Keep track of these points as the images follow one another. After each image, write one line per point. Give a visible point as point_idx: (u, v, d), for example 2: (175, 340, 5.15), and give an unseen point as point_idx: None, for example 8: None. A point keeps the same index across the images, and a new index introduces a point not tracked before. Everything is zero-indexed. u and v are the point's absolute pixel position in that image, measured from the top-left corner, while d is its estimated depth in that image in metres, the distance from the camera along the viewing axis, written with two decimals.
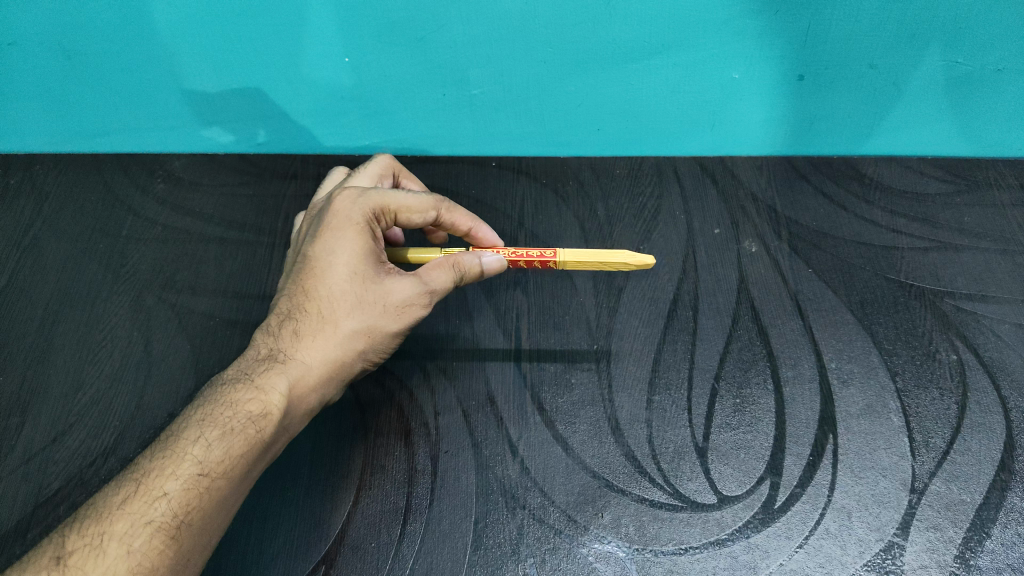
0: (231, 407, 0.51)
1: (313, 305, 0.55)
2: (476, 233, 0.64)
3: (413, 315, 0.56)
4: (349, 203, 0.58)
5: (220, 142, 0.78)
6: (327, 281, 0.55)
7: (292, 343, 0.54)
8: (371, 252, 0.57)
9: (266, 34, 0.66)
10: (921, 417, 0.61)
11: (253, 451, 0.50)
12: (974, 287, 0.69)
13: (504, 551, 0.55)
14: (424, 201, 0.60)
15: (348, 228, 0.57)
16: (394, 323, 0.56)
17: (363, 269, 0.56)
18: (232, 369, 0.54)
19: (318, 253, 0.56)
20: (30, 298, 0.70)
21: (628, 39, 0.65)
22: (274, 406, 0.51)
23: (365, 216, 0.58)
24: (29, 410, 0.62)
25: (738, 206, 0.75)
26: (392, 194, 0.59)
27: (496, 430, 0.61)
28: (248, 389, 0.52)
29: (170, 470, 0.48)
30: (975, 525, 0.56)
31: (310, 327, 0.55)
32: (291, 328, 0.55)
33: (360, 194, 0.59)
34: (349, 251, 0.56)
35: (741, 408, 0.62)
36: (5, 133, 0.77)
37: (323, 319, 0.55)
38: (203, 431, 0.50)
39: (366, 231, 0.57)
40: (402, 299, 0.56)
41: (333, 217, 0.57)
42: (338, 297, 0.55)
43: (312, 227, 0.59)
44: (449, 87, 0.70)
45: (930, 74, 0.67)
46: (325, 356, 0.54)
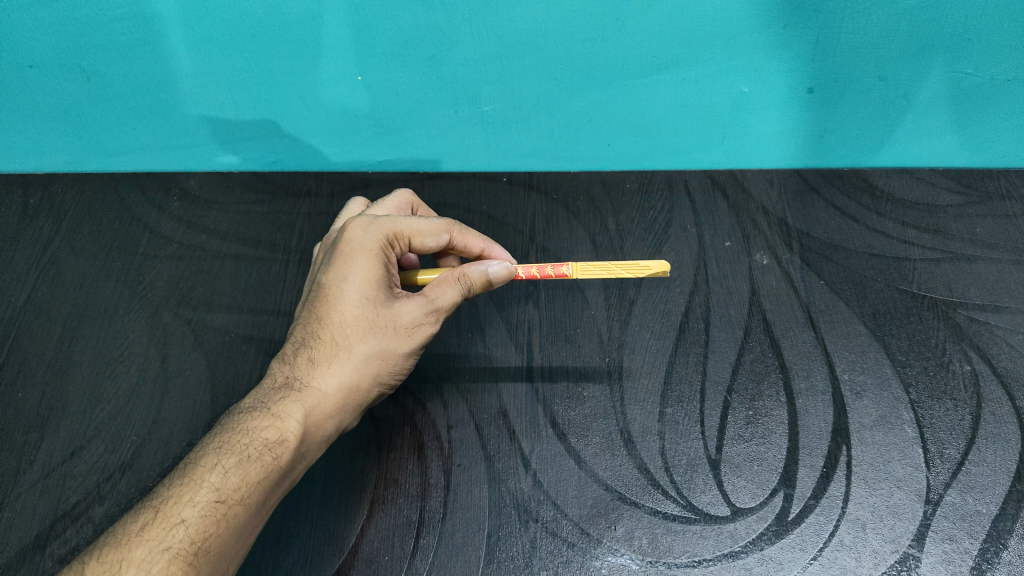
0: (248, 434, 0.51)
1: (327, 332, 0.56)
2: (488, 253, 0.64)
3: (422, 334, 0.57)
4: (362, 231, 0.58)
5: (236, 160, 0.79)
6: (339, 307, 0.56)
7: (307, 370, 0.55)
8: (383, 277, 0.57)
9: (281, 53, 0.67)
10: (935, 427, 0.61)
11: (270, 477, 0.50)
12: (986, 298, 0.69)
13: (517, 564, 0.55)
14: (434, 224, 0.61)
15: (361, 255, 0.57)
16: (404, 344, 0.57)
17: (374, 294, 0.56)
18: (249, 398, 0.55)
19: (331, 281, 0.57)
20: (48, 316, 0.71)
21: (637, 55, 0.65)
22: (291, 432, 0.52)
23: (378, 243, 0.58)
24: (48, 427, 0.63)
25: (749, 219, 0.75)
26: (402, 217, 0.59)
27: (508, 443, 0.61)
28: (263, 417, 0.52)
29: (188, 497, 0.49)
30: (992, 537, 0.55)
31: (325, 354, 0.55)
32: (307, 356, 0.55)
33: (372, 220, 0.59)
34: (361, 277, 0.56)
35: (753, 420, 0.62)
36: (26, 154, 0.78)
37: (337, 345, 0.55)
38: (220, 459, 0.50)
39: (379, 258, 0.57)
40: (411, 320, 0.56)
41: (345, 245, 0.58)
42: (351, 323, 0.56)
43: (326, 255, 0.59)
44: (460, 103, 0.71)
45: (939, 86, 0.67)
46: (341, 382, 0.55)
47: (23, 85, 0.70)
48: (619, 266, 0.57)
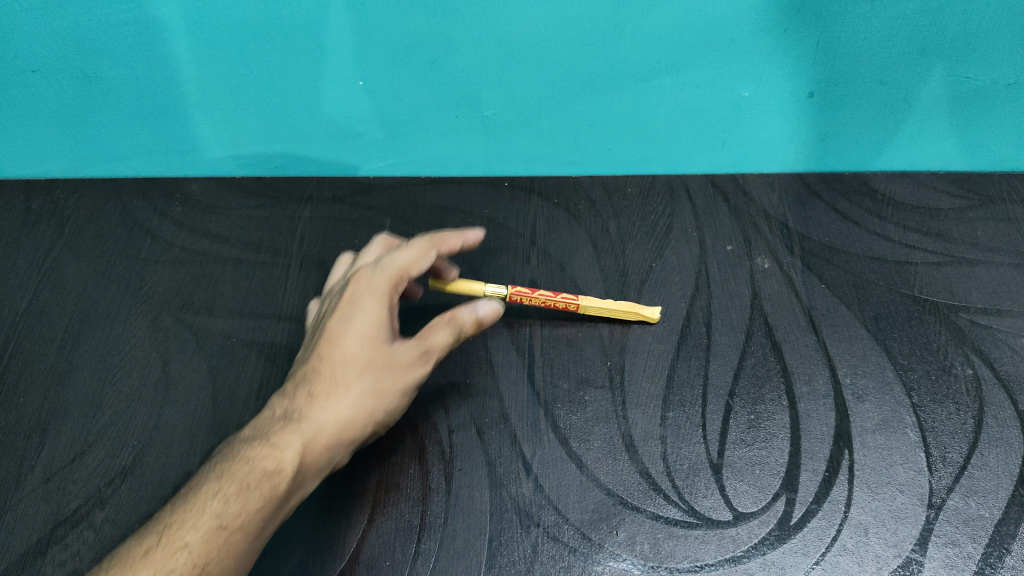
0: (249, 461, 0.51)
1: (328, 368, 0.56)
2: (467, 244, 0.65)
3: (414, 375, 0.58)
4: (367, 275, 0.60)
5: (237, 165, 0.79)
6: (341, 345, 0.56)
7: (307, 403, 0.54)
8: (386, 318, 0.58)
9: (282, 58, 0.67)
10: (937, 431, 0.61)
11: (269, 506, 0.50)
12: (988, 301, 0.69)
13: (519, 569, 0.55)
14: (428, 260, 0.62)
15: (367, 297, 0.58)
16: (398, 384, 0.57)
17: (375, 334, 0.57)
18: (247, 429, 0.54)
19: (334, 321, 0.58)
20: (50, 321, 0.71)
21: (637, 59, 0.66)
22: (290, 460, 0.51)
23: (383, 284, 0.59)
24: (49, 432, 0.63)
25: (751, 223, 0.75)
26: (399, 256, 0.61)
27: (510, 447, 0.61)
28: (263, 445, 0.52)
29: (191, 522, 0.48)
30: (995, 541, 0.55)
31: (325, 388, 0.55)
32: (307, 390, 0.55)
33: (376, 265, 0.61)
34: (365, 317, 0.57)
35: (755, 424, 0.62)
36: (28, 159, 0.78)
37: (337, 380, 0.55)
38: (222, 486, 0.49)
39: (382, 299, 0.59)
40: (406, 360, 0.57)
41: (351, 288, 0.59)
42: (352, 360, 0.56)
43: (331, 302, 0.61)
44: (460, 108, 0.71)
45: (940, 90, 0.67)
46: (340, 417, 0.54)
47: (26, 90, 0.70)
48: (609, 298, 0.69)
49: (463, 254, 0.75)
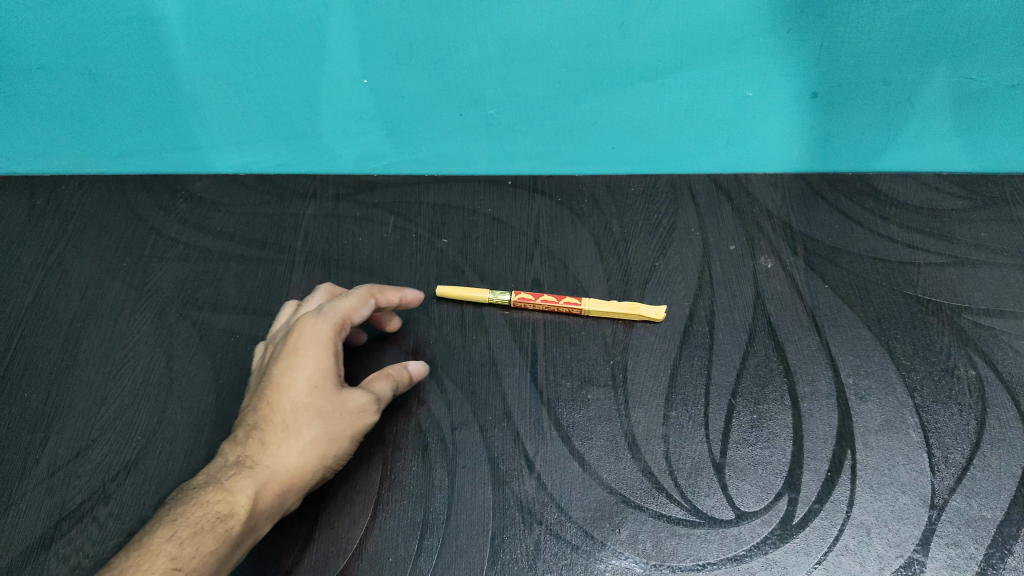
0: (202, 506, 0.50)
1: (277, 415, 0.56)
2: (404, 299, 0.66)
3: (365, 422, 0.58)
4: (312, 324, 0.60)
5: (241, 162, 0.79)
6: (289, 393, 0.56)
7: (257, 451, 0.54)
8: (333, 368, 0.59)
9: (287, 56, 0.67)
10: (940, 432, 0.61)
11: (223, 550, 0.49)
12: (992, 302, 0.69)
13: (521, 566, 0.55)
14: (368, 308, 0.63)
15: (313, 346, 0.59)
16: (348, 430, 0.57)
17: (324, 383, 0.57)
18: (198, 477, 0.53)
19: (281, 369, 0.58)
20: (54, 316, 0.71)
21: (642, 59, 0.66)
22: (242, 505, 0.51)
23: (329, 333, 0.60)
24: (53, 426, 0.63)
25: (754, 223, 0.76)
26: (342, 302, 0.62)
27: (512, 445, 0.61)
28: (216, 490, 0.51)
29: (146, 565, 0.46)
30: (997, 542, 0.55)
31: (274, 435, 0.55)
32: (256, 438, 0.55)
33: (321, 314, 0.61)
34: (312, 366, 0.58)
35: (758, 424, 0.62)
36: (33, 156, 0.79)
37: (287, 427, 0.55)
38: (175, 530, 0.48)
39: (328, 349, 0.59)
40: (356, 406, 0.57)
41: (297, 337, 0.60)
42: (301, 407, 0.56)
43: (274, 350, 0.61)
44: (464, 107, 0.71)
45: (944, 90, 0.67)
46: (289, 464, 0.54)
47: (31, 87, 0.71)
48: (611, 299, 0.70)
49: (467, 252, 0.75)
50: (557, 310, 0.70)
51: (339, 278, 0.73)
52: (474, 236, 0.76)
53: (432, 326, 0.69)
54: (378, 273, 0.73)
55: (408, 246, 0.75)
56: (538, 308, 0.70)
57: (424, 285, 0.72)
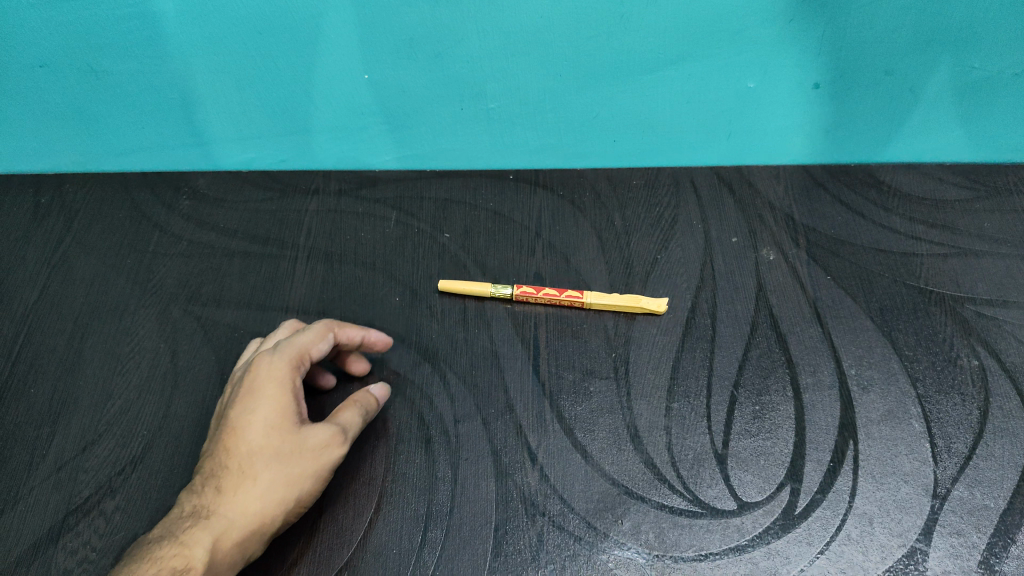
0: (156, 563, 0.49)
1: (234, 461, 0.54)
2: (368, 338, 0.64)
3: (330, 459, 0.55)
4: (268, 362, 0.58)
5: (243, 159, 0.80)
6: (247, 436, 0.54)
7: (215, 499, 0.52)
8: (293, 404, 0.56)
9: (288, 52, 0.67)
10: (942, 422, 0.61)
11: None
12: (994, 292, 0.69)
13: (525, 557, 0.55)
14: (327, 342, 0.62)
15: (270, 384, 0.57)
16: (311, 468, 0.54)
17: (282, 420, 0.55)
18: (157, 530, 0.53)
19: (238, 412, 0.56)
20: (60, 313, 0.72)
21: (642, 51, 0.66)
22: (198, 559, 0.49)
23: (285, 370, 0.58)
24: (60, 422, 0.64)
25: (756, 214, 0.76)
26: (298, 337, 0.60)
27: (515, 437, 0.61)
28: (171, 545, 0.50)
29: None
30: (1000, 531, 0.55)
31: (232, 481, 0.53)
32: (215, 486, 0.53)
33: (277, 351, 0.59)
34: (269, 405, 0.56)
35: (760, 415, 0.62)
36: (37, 154, 0.79)
37: (245, 472, 0.53)
38: None
39: (287, 385, 0.57)
40: (317, 441, 0.55)
41: (253, 378, 0.58)
42: (260, 449, 0.54)
43: (231, 393, 0.59)
44: (465, 101, 0.71)
45: (947, 80, 0.67)
46: (250, 509, 0.52)
47: (35, 86, 0.71)
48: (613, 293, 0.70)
49: (468, 247, 0.75)
50: (558, 303, 0.70)
51: (341, 274, 0.73)
52: (475, 231, 0.76)
53: (435, 320, 0.69)
54: (380, 267, 0.74)
55: (410, 241, 0.76)
56: (540, 301, 0.70)
57: (427, 279, 0.73)
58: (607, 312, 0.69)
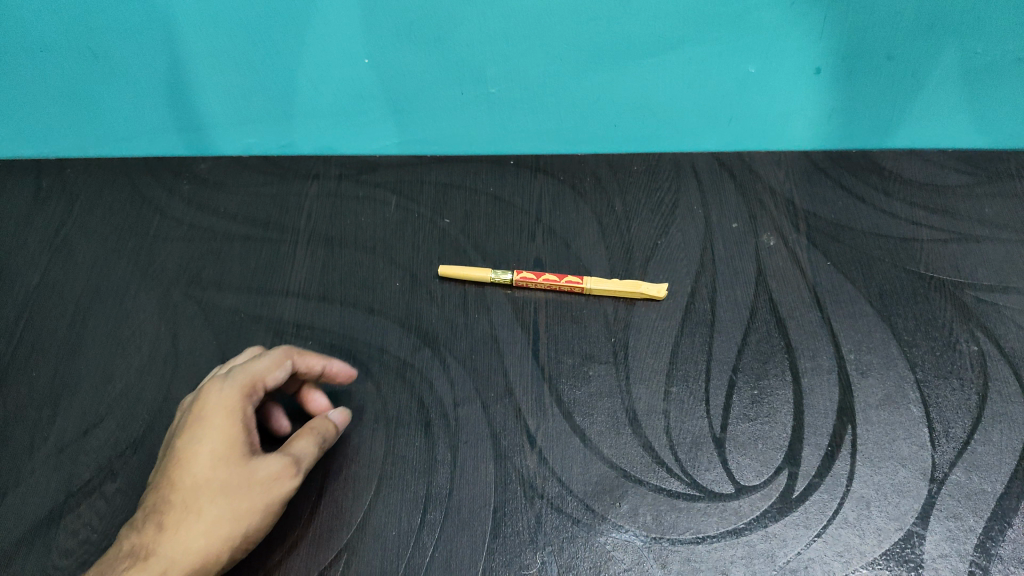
0: None
1: (177, 496, 0.53)
2: (329, 369, 0.62)
3: (280, 491, 0.53)
4: (217, 392, 0.57)
5: (244, 143, 0.80)
6: (191, 469, 0.53)
7: (155, 537, 0.52)
8: (240, 435, 0.55)
9: (288, 35, 0.67)
10: (941, 407, 0.61)
11: None
12: (994, 278, 0.69)
13: (523, 539, 0.56)
14: (283, 370, 0.60)
15: (217, 415, 0.56)
16: (258, 502, 0.53)
17: (227, 453, 0.54)
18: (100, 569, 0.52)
19: (184, 444, 0.55)
20: (61, 296, 0.72)
21: (643, 35, 0.66)
22: None
23: (235, 399, 0.57)
24: (61, 404, 0.64)
25: (756, 199, 0.76)
26: (252, 366, 0.59)
27: (514, 420, 0.62)
28: None
29: None
30: (996, 515, 0.56)
31: (173, 518, 0.52)
32: (156, 523, 0.52)
33: (227, 379, 0.58)
34: (214, 437, 0.55)
35: (758, 399, 0.62)
36: (38, 138, 0.79)
37: (187, 507, 0.52)
38: None
39: (235, 415, 0.56)
40: (266, 473, 0.53)
41: (202, 408, 0.57)
42: (201, 484, 0.53)
43: (184, 423, 0.58)
44: (465, 85, 0.71)
45: (949, 64, 0.67)
46: (190, 547, 0.51)
47: (35, 70, 0.71)
48: (613, 278, 0.70)
49: (468, 232, 0.75)
50: (560, 289, 0.70)
51: (341, 258, 0.73)
52: (476, 216, 0.76)
53: (434, 304, 0.70)
54: (380, 252, 0.74)
55: (410, 226, 0.76)
56: (541, 287, 0.70)
57: (427, 264, 0.73)
58: (607, 297, 0.69)
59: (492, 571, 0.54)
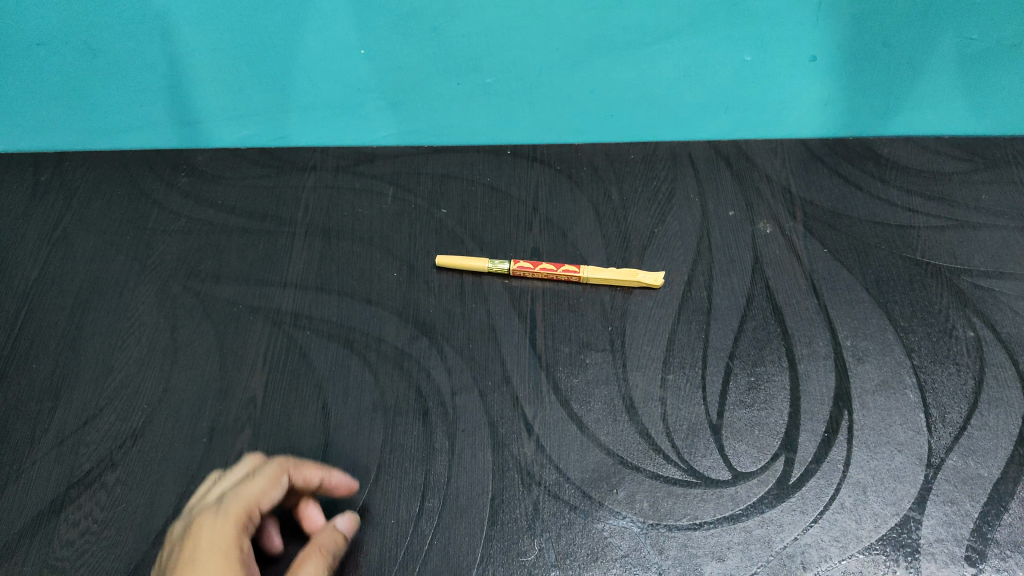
0: None
1: None
2: (329, 481, 0.59)
3: None
4: (213, 530, 0.55)
5: (241, 136, 0.80)
6: None
7: None
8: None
9: (284, 28, 0.67)
10: (937, 392, 0.61)
11: None
12: (991, 264, 0.69)
13: (520, 526, 0.56)
14: (278, 491, 0.58)
15: (214, 559, 0.53)
16: None
17: None
18: None
19: None
20: (60, 289, 0.72)
21: (638, 24, 0.66)
22: None
23: (232, 539, 0.55)
24: (61, 396, 0.65)
25: (753, 187, 0.76)
26: (247, 493, 0.58)
27: (512, 408, 0.62)
28: None
29: None
30: (993, 500, 0.56)
31: None
32: None
33: (221, 512, 0.57)
34: None
35: (755, 386, 0.63)
36: (37, 132, 0.79)
37: None
38: None
39: (233, 557, 0.53)
40: None
41: (196, 550, 0.54)
42: None
43: (174, 563, 0.55)
44: (462, 76, 0.71)
45: (945, 51, 0.67)
46: None
47: (33, 64, 0.71)
48: (610, 267, 0.70)
49: (466, 222, 0.75)
50: (555, 278, 0.70)
51: (339, 249, 0.74)
52: (473, 206, 0.76)
53: (432, 295, 0.70)
54: (378, 243, 0.74)
55: (407, 217, 0.76)
56: (538, 276, 0.70)
57: (424, 254, 0.73)
58: (603, 286, 0.69)
59: (491, 558, 0.55)
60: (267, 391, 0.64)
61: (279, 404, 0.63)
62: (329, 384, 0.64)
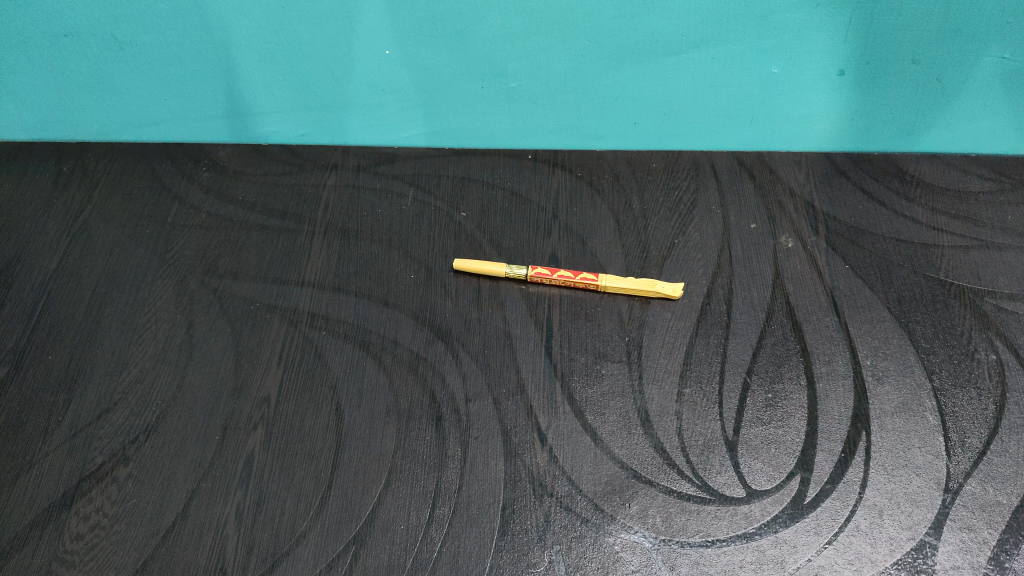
0: None
1: None
2: (342, 486, 0.58)
3: None
4: None
5: (264, 132, 0.80)
6: None
7: None
8: None
9: (309, 26, 0.67)
10: (957, 416, 0.61)
11: None
12: (1015, 287, 0.68)
13: (531, 537, 0.56)
14: None
15: None
16: None
17: None
18: None
19: None
20: (79, 281, 0.72)
21: (665, 33, 0.65)
22: None
23: None
24: (76, 389, 0.65)
25: (776, 201, 0.75)
26: None
27: (525, 418, 0.61)
28: None
29: None
30: (1011, 528, 0.55)
31: None
32: None
33: None
34: None
35: (773, 403, 0.62)
36: (59, 123, 0.80)
37: None
38: None
39: None
40: None
41: None
42: None
43: None
44: (486, 80, 0.71)
45: (978, 69, 0.66)
46: None
47: (57, 55, 0.71)
48: (629, 277, 0.70)
49: (484, 226, 0.75)
50: (573, 286, 0.69)
51: (357, 250, 0.73)
52: (492, 211, 0.76)
53: (449, 299, 0.69)
54: (397, 245, 0.74)
55: (426, 219, 0.76)
56: (555, 283, 0.70)
57: (442, 258, 0.73)
58: (622, 295, 0.69)
59: (500, 569, 0.54)
60: (280, 392, 0.64)
61: (292, 404, 0.63)
62: (344, 386, 0.64)
